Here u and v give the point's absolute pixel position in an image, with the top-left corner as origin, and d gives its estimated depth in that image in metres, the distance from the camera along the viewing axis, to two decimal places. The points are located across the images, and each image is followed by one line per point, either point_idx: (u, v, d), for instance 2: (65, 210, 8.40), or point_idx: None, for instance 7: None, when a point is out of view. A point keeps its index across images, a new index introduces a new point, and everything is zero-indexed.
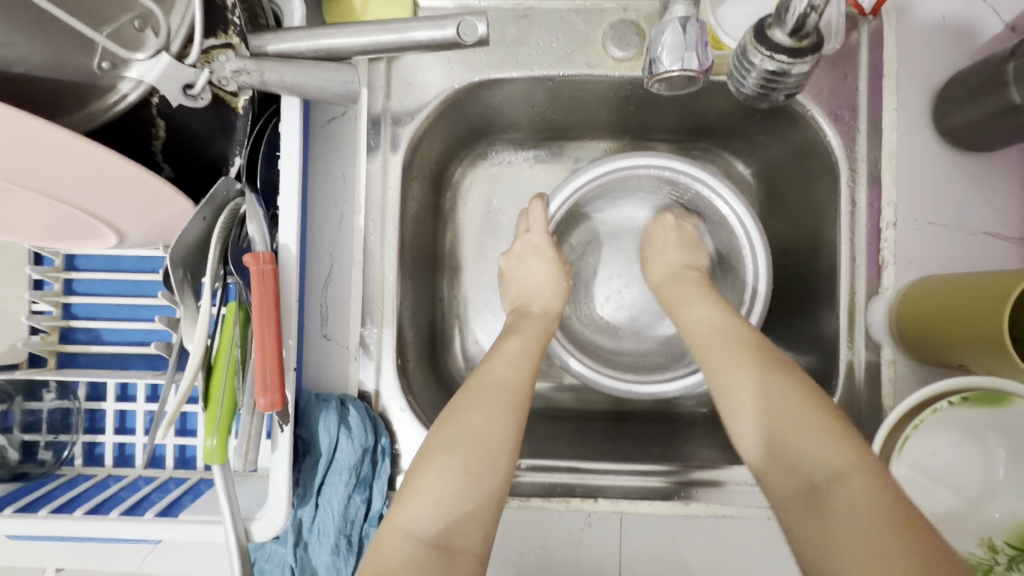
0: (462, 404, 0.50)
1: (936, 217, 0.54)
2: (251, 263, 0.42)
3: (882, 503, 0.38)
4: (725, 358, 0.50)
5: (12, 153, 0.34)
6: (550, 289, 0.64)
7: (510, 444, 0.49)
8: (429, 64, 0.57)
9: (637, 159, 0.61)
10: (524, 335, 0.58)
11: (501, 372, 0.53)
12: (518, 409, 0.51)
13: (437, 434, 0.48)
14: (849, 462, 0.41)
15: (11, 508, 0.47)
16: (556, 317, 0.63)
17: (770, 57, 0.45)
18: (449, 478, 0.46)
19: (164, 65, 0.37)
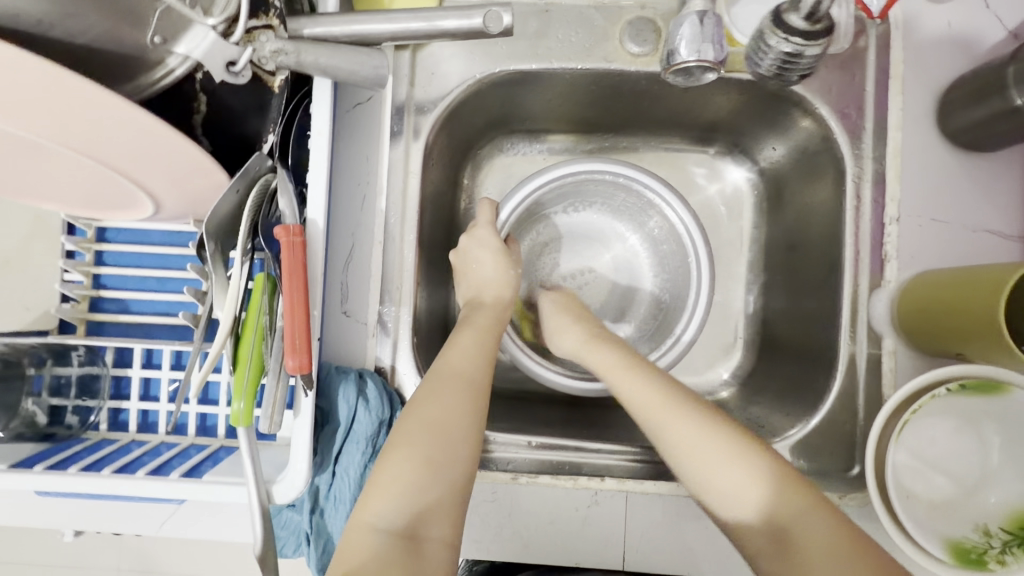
0: (420, 396, 0.49)
1: (939, 214, 0.56)
2: (281, 234, 0.45)
3: (846, 547, 0.41)
4: (666, 409, 0.49)
5: (70, 117, 0.36)
6: (498, 282, 0.62)
7: (472, 431, 0.48)
8: (452, 55, 0.59)
9: (591, 166, 0.63)
10: (476, 326, 0.57)
11: (458, 362, 0.52)
12: (477, 397, 0.50)
13: (398, 426, 0.47)
14: (814, 513, 0.43)
15: (42, 466, 0.48)
16: (508, 305, 0.62)
17: (785, 39, 0.49)
18: (412, 469, 0.44)
19: (210, 42, 0.39)
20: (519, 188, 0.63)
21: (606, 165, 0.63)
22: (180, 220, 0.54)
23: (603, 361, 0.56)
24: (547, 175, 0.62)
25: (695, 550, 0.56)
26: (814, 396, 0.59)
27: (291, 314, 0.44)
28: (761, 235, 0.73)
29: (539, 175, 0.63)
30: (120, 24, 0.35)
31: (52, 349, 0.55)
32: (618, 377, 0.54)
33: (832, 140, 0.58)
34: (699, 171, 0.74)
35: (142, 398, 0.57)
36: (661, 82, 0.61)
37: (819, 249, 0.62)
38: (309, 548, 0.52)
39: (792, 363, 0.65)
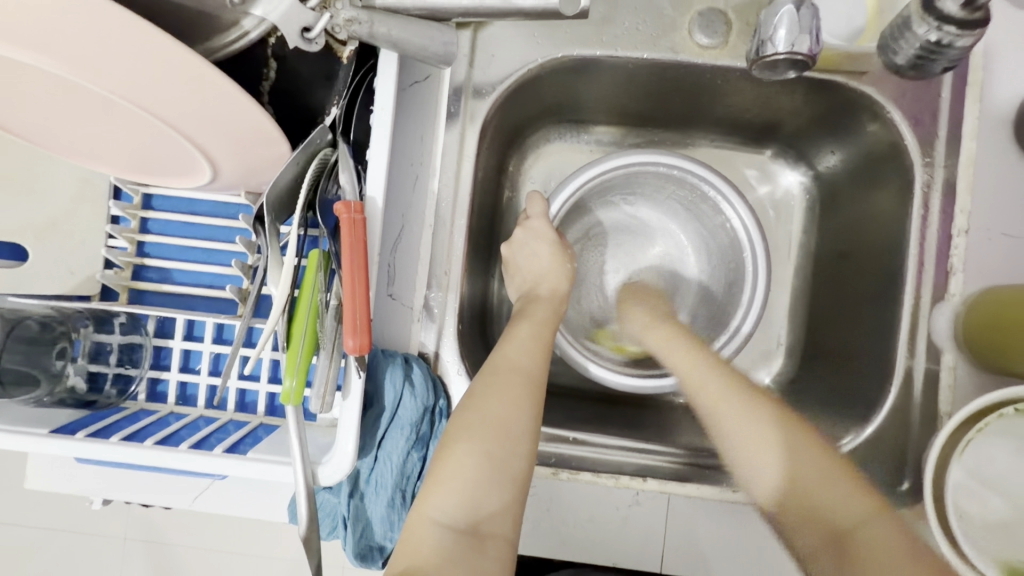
0: (478, 390, 0.48)
1: (1010, 229, 0.54)
2: (341, 210, 0.43)
3: (877, 520, 0.45)
4: (742, 412, 0.52)
5: (150, 75, 0.35)
6: (553, 275, 0.62)
7: (530, 428, 0.48)
8: (514, 37, 0.58)
9: (645, 156, 0.61)
10: (533, 319, 0.57)
11: (516, 356, 0.51)
12: (536, 393, 0.50)
13: (456, 421, 0.47)
14: (875, 514, 0.45)
15: (83, 432, 0.47)
16: (563, 299, 0.62)
17: (937, 27, 0.47)
18: (472, 466, 0.44)
19: (288, 5, 0.37)
20: (573, 180, 0.61)
21: (664, 158, 0.62)
22: (230, 191, 0.52)
23: (681, 365, 0.57)
24: (603, 166, 0.61)
25: (735, 557, 0.55)
26: (865, 409, 0.58)
27: (352, 294, 0.43)
28: (810, 241, 0.71)
29: (594, 167, 0.61)
30: None
31: (95, 315, 0.55)
32: (710, 394, 0.54)
33: (902, 146, 0.56)
34: (750, 172, 0.73)
35: (181, 370, 0.56)
36: (729, 77, 0.59)
37: (876, 258, 0.60)
38: (346, 533, 0.51)
39: (838, 373, 0.64)
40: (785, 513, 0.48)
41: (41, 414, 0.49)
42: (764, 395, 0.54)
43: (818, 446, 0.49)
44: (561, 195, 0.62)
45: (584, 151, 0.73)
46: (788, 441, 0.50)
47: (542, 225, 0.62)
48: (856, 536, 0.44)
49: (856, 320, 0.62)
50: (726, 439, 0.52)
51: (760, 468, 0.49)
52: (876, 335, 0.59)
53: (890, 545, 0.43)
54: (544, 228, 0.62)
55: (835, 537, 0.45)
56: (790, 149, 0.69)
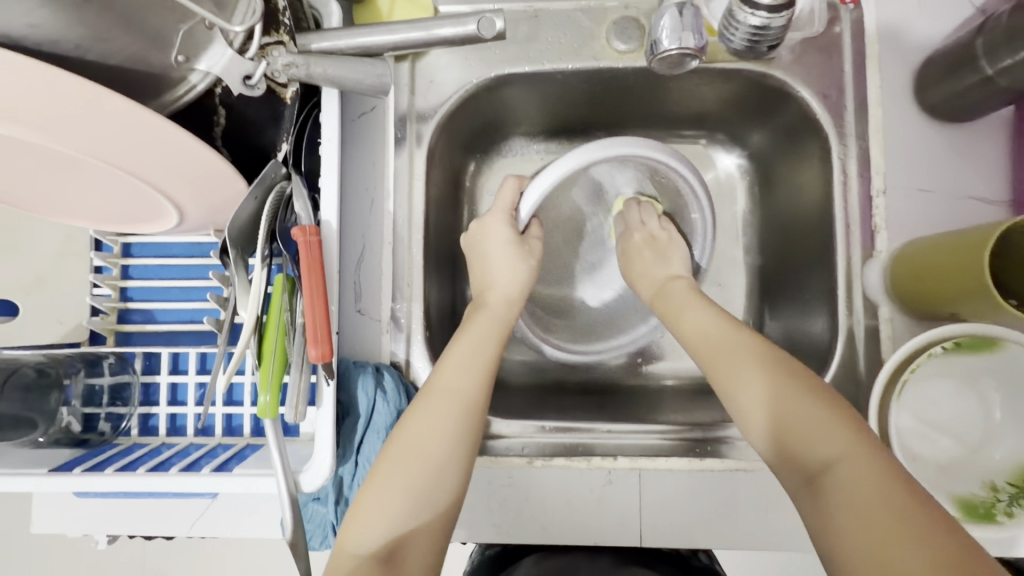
0: (411, 418, 0.50)
1: (925, 184, 0.58)
2: (298, 235, 0.48)
3: (883, 491, 0.39)
4: (732, 359, 0.50)
5: (108, 133, 0.40)
6: (510, 277, 0.63)
7: (455, 458, 0.49)
8: (449, 63, 0.63)
9: (608, 151, 0.58)
10: (475, 333, 0.57)
11: (452, 380, 0.52)
12: (470, 422, 0.50)
13: (384, 452, 0.48)
14: (858, 451, 0.41)
15: (80, 468, 0.51)
16: (516, 303, 0.62)
17: (752, 14, 0.52)
18: (395, 496, 0.46)
19: (227, 58, 0.43)
20: (543, 179, 0.61)
21: (623, 146, 0.58)
22: (200, 231, 0.57)
23: (706, 334, 0.53)
24: (572, 163, 0.58)
25: (709, 524, 0.57)
26: (818, 368, 0.61)
27: (312, 306, 0.47)
28: (756, 219, 0.75)
29: (566, 160, 0.59)
30: (147, 47, 0.39)
31: (85, 359, 0.58)
32: (711, 351, 0.52)
33: (817, 120, 0.61)
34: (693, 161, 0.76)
35: (171, 403, 0.59)
36: (650, 75, 0.64)
37: (813, 226, 0.64)
38: (336, 539, 0.55)
39: (793, 340, 0.67)
40: (782, 467, 0.45)
41: (40, 456, 0.52)
42: (766, 344, 0.50)
43: (826, 398, 0.45)
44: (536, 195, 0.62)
45: (535, 159, 0.77)
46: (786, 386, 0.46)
47: (499, 220, 0.64)
48: (829, 479, 0.41)
49: (804, 284, 0.66)
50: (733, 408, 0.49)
51: (749, 411, 0.47)
52: (822, 297, 0.63)
53: (860, 490, 0.39)
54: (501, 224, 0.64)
55: (812, 480, 0.42)
56: (725, 135, 0.73)
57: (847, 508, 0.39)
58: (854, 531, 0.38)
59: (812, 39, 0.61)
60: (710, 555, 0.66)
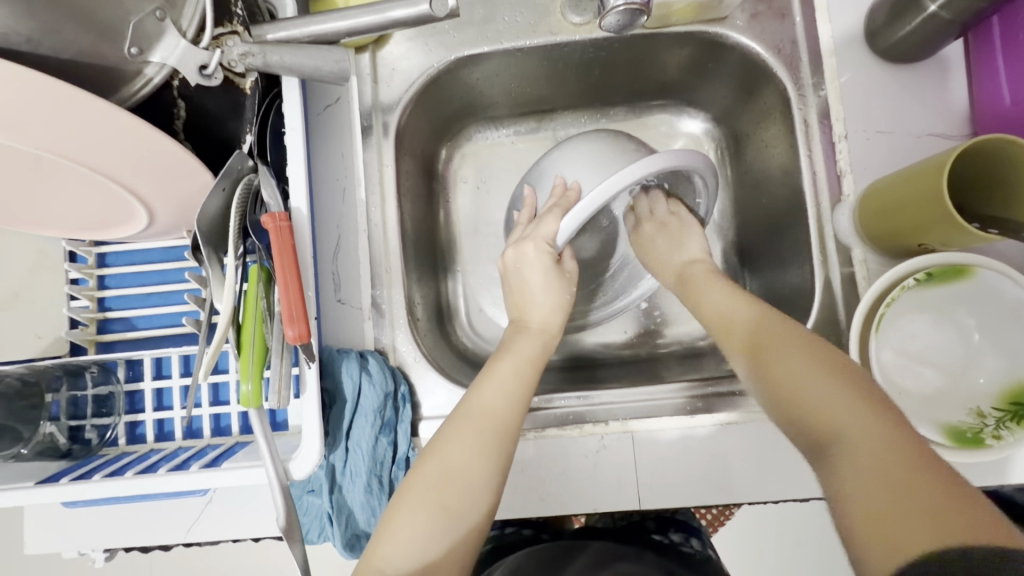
0: (445, 433, 0.47)
1: (884, 125, 0.59)
2: (268, 222, 0.47)
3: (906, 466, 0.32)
4: (744, 336, 0.48)
5: (64, 129, 0.39)
6: (550, 307, 0.56)
7: (492, 479, 0.46)
8: (410, 51, 0.64)
9: (672, 162, 0.51)
10: (516, 355, 0.53)
11: (492, 397, 0.49)
12: (508, 443, 0.47)
13: (417, 468, 0.46)
14: (868, 418, 0.35)
15: (67, 478, 0.51)
16: (556, 333, 0.56)
17: None
18: (427, 515, 0.44)
19: (182, 49, 0.43)
20: (588, 200, 0.51)
21: (665, 164, 0.51)
22: (172, 233, 0.57)
23: (722, 312, 0.52)
24: (616, 185, 0.50)
25: (705, 480, 0.57)
26: (799, 317, 0.62)
27: (285, 290, 0.47)
28: (728, 182, 0.75)
29: (614, 181, 0.50)
30: (97, 40, 0.39)
31: (67, 370, 0.57)
32: (734, 335, 0.49)
33: (773, 74, 0.62)
34: (662, 129, 0.77)
35: (157, 409, 0.59)
36: (608, 46, 0.65)
37: (782, 179, 0.65)
38: (332, 528, 0.54)
39: (775, 295, 0.67)
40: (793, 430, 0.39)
41: (27, 470, 0.52)
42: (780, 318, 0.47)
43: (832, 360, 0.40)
44: (585, 211, 0.52)
45: (506, 142, 0.78)
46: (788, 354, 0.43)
47: (537, 250, 0.55)
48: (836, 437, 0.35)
49: (780, 237, 0.66)
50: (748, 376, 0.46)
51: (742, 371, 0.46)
52: (797, 247, 0.63)
53: (866, 447, 0.34)
54: (540, 254, 0.55)
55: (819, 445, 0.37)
56: (688, 101, 0.74)
57: (848, 462, 0.34)
58: (865, 463, 0.33)
59: None
60: (702, 540, 0.65)
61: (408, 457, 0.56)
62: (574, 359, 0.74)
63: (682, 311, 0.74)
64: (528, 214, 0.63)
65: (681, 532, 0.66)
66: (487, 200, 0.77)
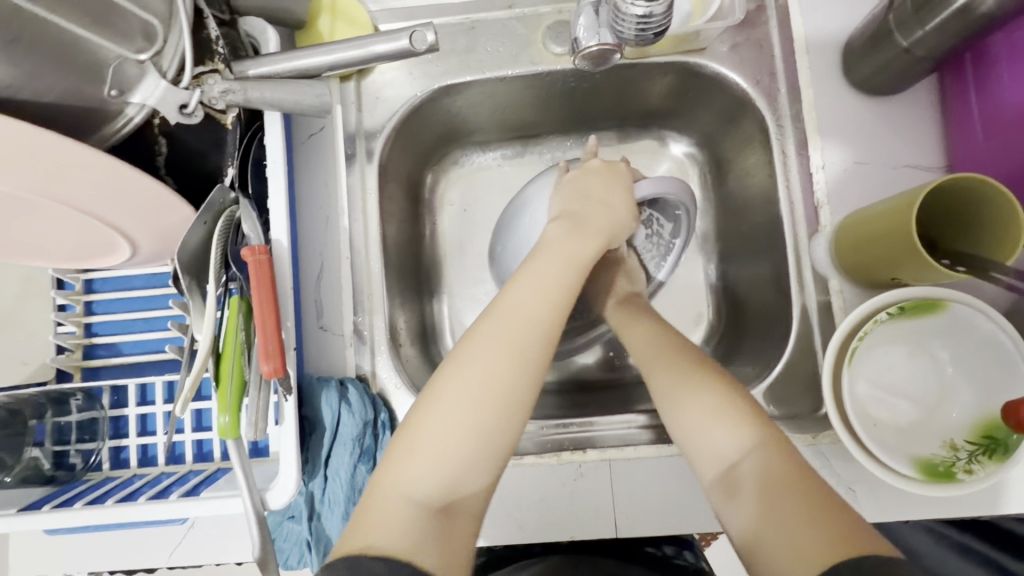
0: (470, 342, 0.47)
1: (861, 156, 0.60)
2: (248, 255, 0.48)
3: (785, 485, 0.43)
4: (664, 371, 0.52)
5: (44, 170, 0.40)
6: (565, 255, 0.52)
7: (526, 405, 0.46)
8: (394, 80, 0.65)
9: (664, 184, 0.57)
10: (553, 258, 0.51)
11: (522, 306, 0.48)
12: (539, 363, 0.47)
13: (440, 377, 0.46)
14: (755, 445, 0.46)
15: (49, 505, 0.51)
16: (581, 275, 0.51)
17: None
18: (461, 437, 0.44)
19: (161, 90, 0.44)
20: (599, 200, 0.52)
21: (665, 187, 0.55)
22: (156, 262, 0.58)
23: (645, 351, 0.55)
24: (623, 194, 0.52)
25: (682, 509, 0.57)
26: (777, 345, 0.62)
27: (262, 324, 0.48)
28: (710, 207, 0.76)
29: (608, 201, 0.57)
30: (79, 82, 0.40)
31: (51, 397, 0.58)
32: (655, 362, 0.54)
33: (752, 105, 0.63)
34: (647, 154, 0.77)
35: (141, 434, 0.60)
36: (589, 76, 0.66)
37: (762, 206, 0.66)
38: (312, 555, 0.55)
39: (755, 322, 0.68)
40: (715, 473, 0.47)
41: (11, 496, 0.53)
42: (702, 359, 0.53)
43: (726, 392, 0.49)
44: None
45: (492, 166, 0.78)
46: (720, 398, 0.49)
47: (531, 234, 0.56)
48: (743, 477, 0.45)
49: (760, 264, 0.67)
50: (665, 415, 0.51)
51: (681, 405, 0.50)
52: (775, 274, 0.64)
53: (764, 484, 0.43)
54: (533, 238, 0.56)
55: (731, 483, 0.45)
56: (672, 127, 0.75)
57: (761, 505, 0.43)
58: (768, 515, 0.42)
59: (741, 28, 0.63)
60: (694, 553, 0.66)
61: None
62: (557, 382, 0.74)
63: None
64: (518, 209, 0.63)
65: (675, 545, 0.66)
66: (473, 223, 0.78)
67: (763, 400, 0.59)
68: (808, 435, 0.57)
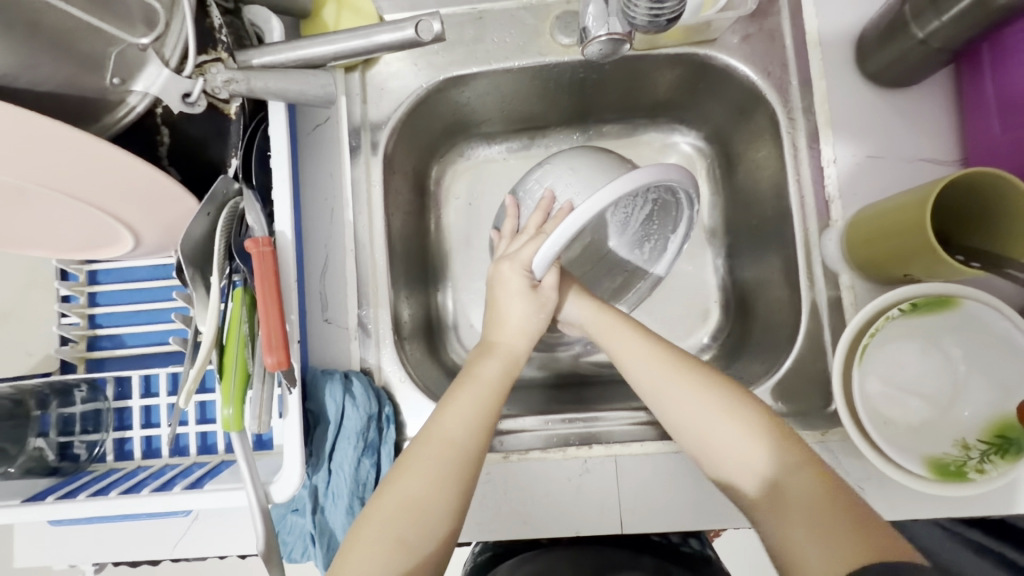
0: (404, 462, 0.48)
1: (874, 150, 0.58)
2: (251, 247, 0.48)
3: (826, 502, 0.42)
4: (672, 384, 0.52)
5: (46, 160, 0.40)
6: (519, 328, 0.56)
7: (449, 503, 0.46)
8: (399, 71, 0.64)
9: (650, 178, 0.50)
10: (480, 382, 0.53)
11: (452, 425, 0.49)
12: (469, 468, 0.48)
13: (377, 498, 0.46)
14: (790, 461, 0.45)
15: (53, 496, 0.51)
16: (521, 360, 0.56)
17: None
18: (383, 548, 0.44)
19: (165, 78, 0.43)
20: (568, 223, 0.49)
21: (644, 180, 0.49)
22: (160, 253, 0.57)
23: (637, 355, 0.54)
24: (594, 209, 0.47)
25: (688, 505, 0.56)
26: (786, 341, 0.61)
27: (266, 316, 0.47)
28: (719, 202, 0.75)
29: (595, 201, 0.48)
30: (79, 71, 0.40)
31: (56, 388, 0.58)
32: (656, 375, 0.53)
33: (763, 98, 0.62)
34: (655, 147, 0.77)
35: (145, 426, 0.59)
36: (598, 67, 0.65)
37: (772, 200, 0.65)
38: (315, 549, 0.55)
39: (764, 318, 0.67)
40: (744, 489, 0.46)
41: (15, 486, 0.53)
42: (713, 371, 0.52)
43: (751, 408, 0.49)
44: (576, 221, 0.48)
45: (498, 158, 0.78)
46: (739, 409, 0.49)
47: (512, 271, 0.56)
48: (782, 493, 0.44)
49: (769, 258, 0.66)
50: (674, 427, 0.51)
51: (695, 415, 0.49)
52: (785, 268, 0.63)
53: (803, 503, 0.43)
54: (514, 275, 0.56)
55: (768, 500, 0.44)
56: (681, 120, 0.74)
57: (801, 525, 0.42)
58: (816, 536, 0.41)
59: (753, 19, 0.62)
60: (701, 541, 0.67)
61: None
62: (563, 377, 0.74)
63: (672, 330, 0.74)
64: (511, 227, 0.63)
65: (682, 533, 0.67)
66: (478, 216, 0.78)
67: (771, 396, 0.59)
68: (816, 431, 0.56)
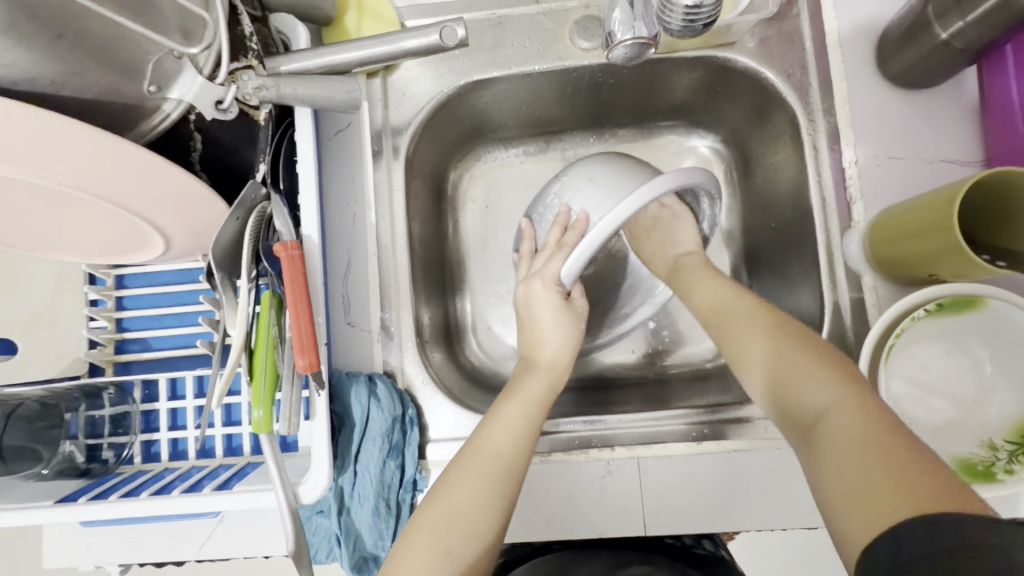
0: (452, 475, 0.48)
1: (895, 151, 0.59)
2: (280, 250, 0.48)
3: (868, 438, 0.36)
4: (739, 325, 0.50)
5: (85, 167, 0.41)
6: (560, 344, 0.56)
7: (494, 517, 0.46)
8: (419, 76, 0.65)
9: (679, 176, 0.51)
10: (525, 394, 0.52)
11: (500, 439, 0.49)
12: (513, 483, 0.48)
13: (424, 508, 0.47)
14: (840, 396, 0.40)
15: (86, 497, 0.52)
16: (566, 370, 0.56)
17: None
18: (430, 561, 0.44)
19: (199, 85, 0.44)
20: (596, 231, 0.50)
21: (669, 185, 0.50)
22: (187, 257, 0.58)
23: (712, 300, 0.55)
24: (623, 213, 0.49)
25: (713, 507, 0.56)
26: None
27: (296, 319, 0.48)
28: (736, 204, 0.75)
29: (623, 208, 0.49)
30: (118, 79, 0.41)
31: (86, 391, 0.59)
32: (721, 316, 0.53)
33: (782, 100, 0.62)
34: (671, 150, 0.77)
35: (171, 429, 0.60)
36: (617, 71, 0.66)
37: (791, 202, 0.65)
38: (341, 550, 0.55)
39: None
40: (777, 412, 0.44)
41: (49, 487, 0.54)
42: (769, 312, 0.50)
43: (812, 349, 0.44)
44: (606, 226, 0.50)
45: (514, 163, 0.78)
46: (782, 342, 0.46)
47: (545, 288, 0.55)
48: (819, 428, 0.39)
49: (788, 260, 0.66)
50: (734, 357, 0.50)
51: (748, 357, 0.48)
52: (806, 270, 0.63)
53: (844, 439, 0.37)
54: (550, 292, 0.55)
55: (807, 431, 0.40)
56: (697, 123, 0.74)
57: (829, 452, 0.37)
58: (840, 463, 0.36)
59: (772, 21, 0.62)
60: (715, 541, 0.65)
61: (413, 480, 0.57)
62: (582, 379, 0.74)
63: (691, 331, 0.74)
64: (528, 246, 0.65)
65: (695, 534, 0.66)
66: (496, 220, 0.78)
67: None
68: None
